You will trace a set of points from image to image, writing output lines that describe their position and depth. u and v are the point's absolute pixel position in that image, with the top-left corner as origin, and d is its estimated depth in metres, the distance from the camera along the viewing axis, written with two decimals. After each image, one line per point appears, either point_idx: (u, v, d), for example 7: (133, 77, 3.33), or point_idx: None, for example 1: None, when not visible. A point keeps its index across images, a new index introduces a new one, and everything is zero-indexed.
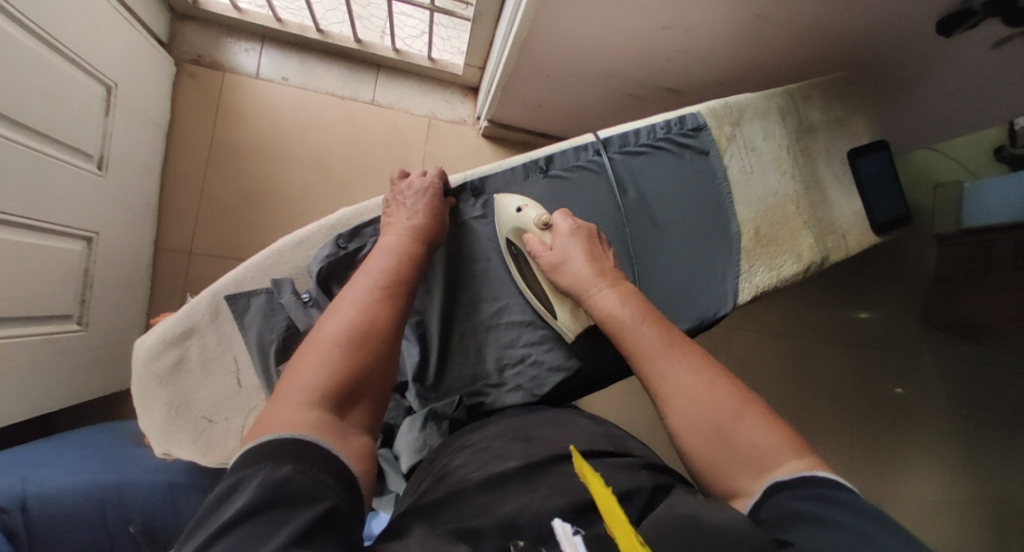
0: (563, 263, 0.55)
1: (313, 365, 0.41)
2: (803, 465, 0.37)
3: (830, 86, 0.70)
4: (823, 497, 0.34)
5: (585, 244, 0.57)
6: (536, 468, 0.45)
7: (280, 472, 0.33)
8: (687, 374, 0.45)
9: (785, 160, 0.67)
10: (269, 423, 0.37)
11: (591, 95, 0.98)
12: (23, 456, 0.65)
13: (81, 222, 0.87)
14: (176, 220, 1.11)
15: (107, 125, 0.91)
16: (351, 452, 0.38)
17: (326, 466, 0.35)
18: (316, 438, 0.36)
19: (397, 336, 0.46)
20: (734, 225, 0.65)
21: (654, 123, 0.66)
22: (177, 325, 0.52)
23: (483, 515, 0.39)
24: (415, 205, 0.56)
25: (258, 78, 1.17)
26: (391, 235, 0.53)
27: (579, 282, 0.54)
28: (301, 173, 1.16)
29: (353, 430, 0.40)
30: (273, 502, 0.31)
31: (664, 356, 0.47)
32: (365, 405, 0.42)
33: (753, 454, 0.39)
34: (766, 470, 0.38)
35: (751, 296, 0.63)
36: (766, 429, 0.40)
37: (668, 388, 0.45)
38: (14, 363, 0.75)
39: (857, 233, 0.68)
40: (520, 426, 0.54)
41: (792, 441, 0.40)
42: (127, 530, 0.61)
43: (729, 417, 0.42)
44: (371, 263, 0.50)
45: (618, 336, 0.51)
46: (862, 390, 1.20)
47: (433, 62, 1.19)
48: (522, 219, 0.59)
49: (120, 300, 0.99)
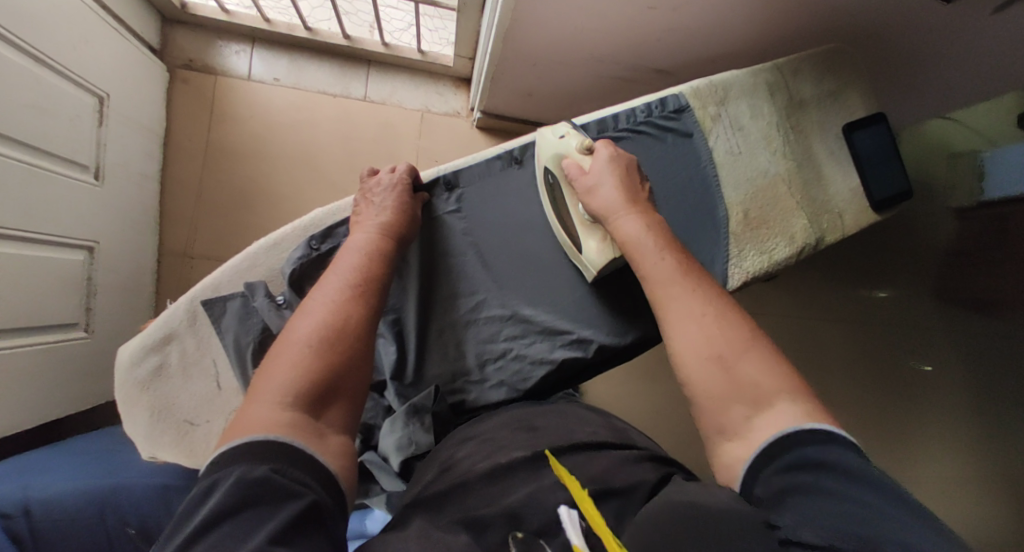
0: (594, 188, 0.53)
1: (286, 366, 0.40)
2: (795, 415, 0.37)
3: (822, 57, 0.66)
4: (818, 463, 0.33)
5: (623, 174, 0.54)
6: (540, 456, 0.45)
7: (257, 472, 0.33)
8: (705, 304, 0.45)
9: (775, 138, 0.64)
10: (242, 426, 0.36)
11: (580, 80, 0.95)
12: (28, 462, 0.68)
13: (82, 232, 0.89)
14: (175, 225, 1.13)
15: (101, 135, 0.93)
16: (329, 451, 0.37)
17: (304, 465, 0.34)
18: (291, 436, 0.35)
19: (372, 332, 0.46)
20: (722, 209, 0.62)
21: (634, 107, 0.64)
22: (156, 332, 0.53)
23: (490, 504, 0.40)
24: (386, 202, 0.55)
25: (249, 80, 1.17)
26: (360, 232, 0.52)
27: (608, 207, 0.52)
28: (296, 174, 1.17)
29: (330, 429, 0.39)
30: (249, 500, 0.31)
31: (683, 283, 0.47)
32: (342, 402, 0.41)
33: (750, 389, 0.39)
34: (762, 406, 0.38)
35: (741, 281, 0.61)
36: (765, 368, 0.40)
37: (685, 308, 0.45)
38: (22, 369, 0.78)
39: (854, 212, 0.65)
40: (523, 415, 0.55)
41: (796, 388, 0.39)
42: (126, 532, 0.64)
43: (735, 352, 0.41)
44: (342, 260, 0.49)
45: (638, 259, 0.50)
46: (877, 370, 1.17)
47: (423, 55, 1.18)
48: (563, 145, 0.58)
49: (123, 306, 1.02)
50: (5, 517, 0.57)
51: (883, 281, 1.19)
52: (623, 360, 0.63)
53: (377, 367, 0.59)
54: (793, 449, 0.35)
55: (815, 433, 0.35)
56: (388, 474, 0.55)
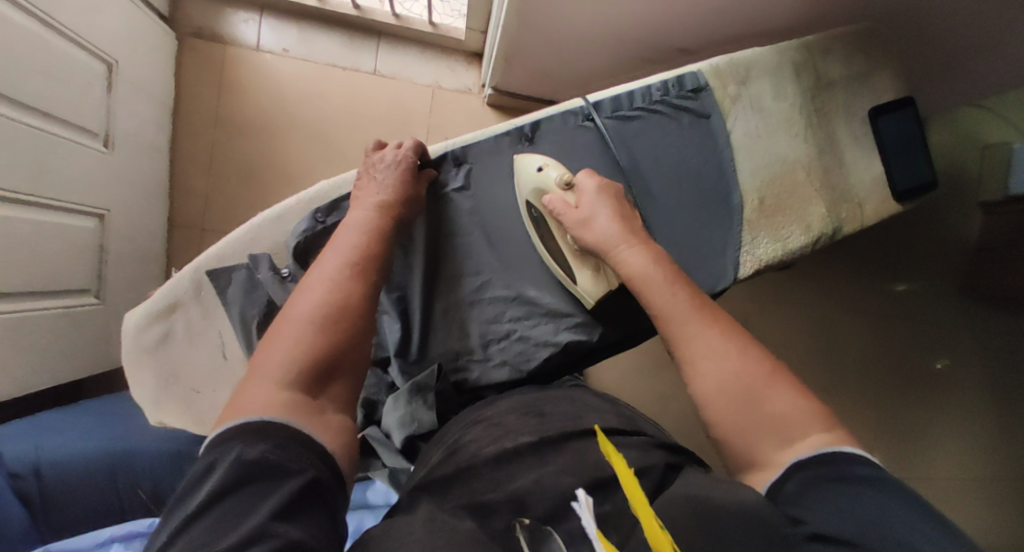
0: (589, 222, 0.53)
1: (283, 344, 0.39)
2: (826, 440, 0.35)
3: (850, 37, 0.63)
4: (848, 477, 0.31)
5: (613, 204, 0.54)
6: (547, 444, 0.45)
7: (256, 450, 0.31)
8: (720, 339, 0.43)
9: (796, 121, 0.62)
10: (237, 404, 0.35)
11: (596, 58, 0.92)
12: (38, 422, 0.70)
13: (92, 199, 0.89)
14: (186, 196, 1.14)
15: (111, 102, 0.92)
16: (327, 430, 0.36)
17: (303, 444, 0.33)
18: (289, 416, 0.34)
19: (370, 312, 0.45)
20: (737, 194, 0.61)
21: (650, 85, 0.62)
22: (161, 300, 0.53)
23: (495, 489, 0.40)
24: (387, 179, 0.54)
25: (258, 51, 1.15)
26: (359, 211, 0.51)
27: (603, 241, 0.52)
28: (305, 148, 1.16)
29: (327, 407, 0.38)
30: (248, 478, 0.30)
31: (694, 319, 0.45)
32: (341, 383, 0.40)
33: (778, 422, 0.37)
34: (794, 440, 0.36)
35: (753, 269, 0.59)
36: (792, 400, 0.38)
37: (701, 344, 0.43)
38: (34, 333, 0.79)
39: (876, 202, 0.63)
40: (532, 401, 0.54)
41: (824, 415, 0.37)
42: (137, 494, 0.69)
43: (759, 388, 0.39)
44: (340, 238, 0.48)
45: (645, 295, 0.48)
46: (894, 365, 1.13)
47: (434, 28, 1.15)
48: (542, 179, 0.57)
49: (135, 275, 1.03)
50: (16, 478, 0.60)
51: (903, 273, 1.14)
52: (628, 346, 0.62)
53: (380, 342, 0.59)
54: (818, 464, 0.33)
55: (843, 453, 0.33)
56: (392, 452, 0.56)
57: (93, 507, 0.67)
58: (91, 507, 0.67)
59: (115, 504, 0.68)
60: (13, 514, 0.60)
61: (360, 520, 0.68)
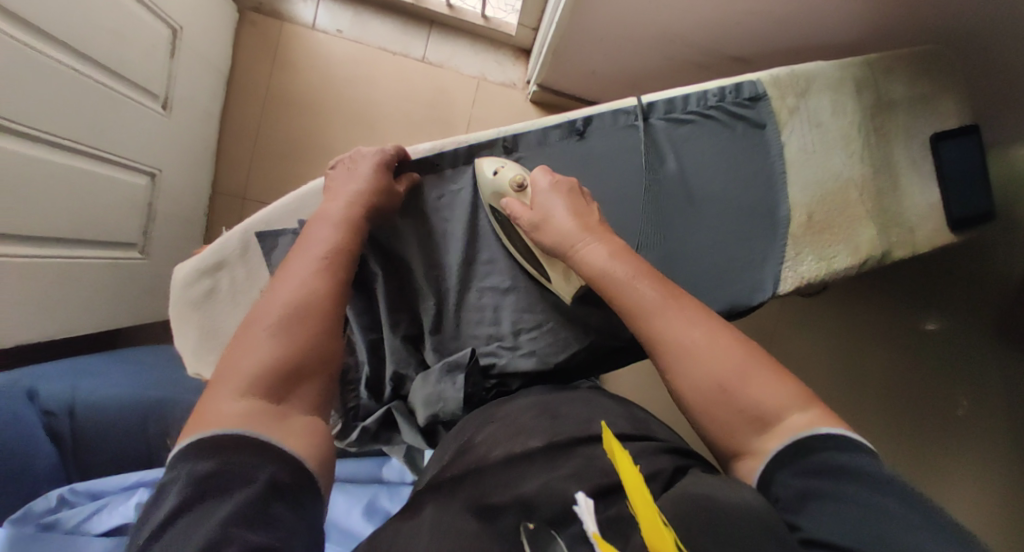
0: (545, 221, 0.52)
1: (246, 349, 0.38)
2: (806, 422, 0.34)
3: (918, 57, 0.62)
4: (841, 470, 0.30)
5: (567, 200, 0.54)
6: (559, 449, 0.44)
7: (206, 466, 0.31)
8: (686, 325, 0.41)
9: (854, 140, 0.60)
10: (197, 417, 0.34)
11: (648, 62, 0.92)
12: (79, 366, 0.74)
13: (146, 158, 0.93)
14: (232, 165, 1.17)
15: (172, 67, 0.95)
16: (291, 432, 0.35)
17: (262, 450, 0.32)
18: (247, 423, 0.34)
19: (337, 307, 0.44)
20: (785, 208, 0.59)
21: (707, 89, 0.61)
22: (210, 256, 0.55)
23: (504, 489, 0.40)
24: (363, 174, 0.54)
25: (313, 29, 1.17)
26: (328, 209, 0.51)
27: (562, 238, 0.51)
28: (349, 127, 1.18)
29: (293, 410, 0.37)
30: (199, 498, 0.30)
31: (659, 311, 0.43)
32: (308, 386, 0.39)
33: (751, 409, 0.36)
34: (769, 425, 0.35)
35: (794, 285, 0.58)
36: (769, 381, 0.37)
37: (666, 340, 0.42)
38: (82, 280, 0.83)
39: (928, 228, 0.61)
40: (547, 401, 0.53)
41: (801, 393, 0.36)
42: (164, 441, 0.70)
43: (735, 376, 0.37)
44: (310, 236, 0.48)
45: (608, 291, 0.47)
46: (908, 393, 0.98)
47: (486, 20, 1.16)
48: (500, 182, 0.58)
49: (179, 235, 1.07)
50: (51, 415, 0.63)
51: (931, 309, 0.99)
52: None
53: (413, 320, 0.60)
54: (809, 453, 0.32)
55: (819, 437, 0.33)
56: (411, 428, 0.56)
57: (123, 450, 0.69)
58: (120, 451, 0.69)
59: (143, 450, 0.70)
60: (43, 451, 0.62)
61: (375, 494, 0.70)
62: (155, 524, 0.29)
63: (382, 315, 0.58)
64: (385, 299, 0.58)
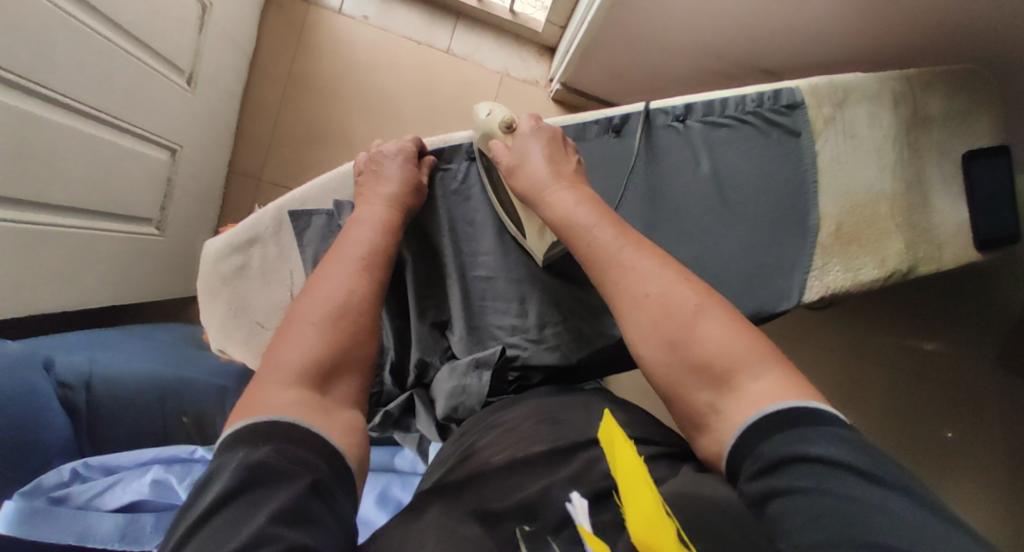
0: (520, 166, 0.53)
1: (292, 343, 0.39)
2: (762, 385, 0.34)
3: (955, 75, 0.62)
4: (796, 457, 0.30)
5: (546, 147, 0.54)
6: (562, 454, 0.41)
7: (258, 455, 0.31)
8: (651, 270, 0.42)
9: (888, 153, 0.60)
10: (245, 407, 0.35)
11: (676, 67, 0.91)
12: (95, 341, 0.75)
13: (167, 133, 0.92)
14: (250, 146, 1.17)
15: (199, 43, 0.94)
16: (333, 427, 0.36)
17: (308, 443, 0.33)
18: (295, 415, 0.34)
19: (374, 306, 0.45)
20: (814, 217, 0.60)
21: (745, 94, 0.62)
22: (244, 233, 0.56)
23: (505, 497, 0.37)
24: (396, 172, 0.54)
25: (339, 14, 1.17)
26: (365, 208, 0.51)
27: (534, 186, 0.51)
28: (370, 115, 1.18)
29: (334, 406, 0.38)
30: (245, 488, 0.29)
31: (622, 254, 0.44)
32: (348, 380, 0.40)
33: (704, 359, 0.37)
34: (723, 382, 0.36)
35: (818, 294, 0.59)
36: (725, 336, 0.37)
37: (628, 283, 0.43)
38: (99, 251, 0.83)
39: (954, 246, 0.61)
40: (550, 409, 0.49)
41: (759, 353, 0.36)
42: (181, 420, 0.72)
43: (688, 327, 0.38)
44: (350, 236, 0.49)
45: (572, 236, 0.48)
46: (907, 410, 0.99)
47: (514, 16, 1.15)
48: (488, 124, 0.57)
49: (194, 213, 1.07)
50: (68, 388, 0.63)
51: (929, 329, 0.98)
52: None
53: (440, 306, 0.60)
54: (764, 445, 0.32)
55: (778, 412, 0.32)
56: (428, 419, 0.57)
57: (138, 425, 0.70)
58: (136, 426, 0.69)
59: (157, 428, 0.71)
60: (57, 423, 0.62)
61: (388, 483, 0.71)
62: (194, 519, 0.28)
63: (412, 300, 0.59)
64: (414, 286, 0.58)
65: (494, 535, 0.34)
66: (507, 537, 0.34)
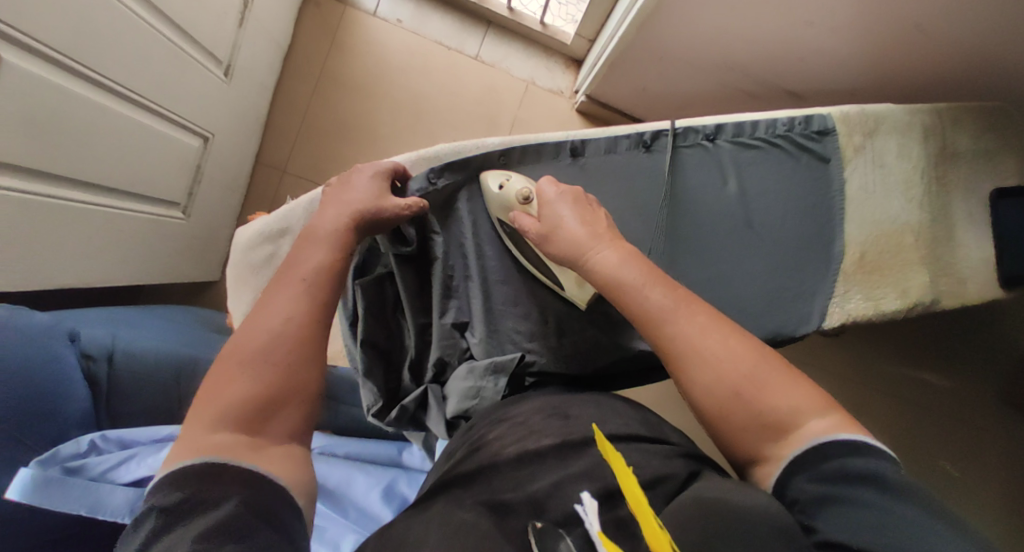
0: (554, 230, 0.51)
1: (222, 381, 0.37)
2: (828, 428, 0.33)
3: (986, 112, 0.62)
4: (862, 476, 0.29)
5: (575, 208, 0.52)
6: (572, 448, 0.41)
7: (182, 494, 0.30)
8: (702, 329, 0.39)
9: (915, 185, 0.61)
10: (175, 453, 0.33)
11: (702, 87, 0.91)
12: (118, 318, 0.77)
13: (200, 121, 0.94)
14: (277, 138, 1.19)
15: (239, 35, 0.96)
16: (266, 465, 0.34)
17: (238, 480, 0.32)
18: (219, 458, 0.32)
19: (319, 328, 0.43)
20: (839, 244, 0.60)
21: (777, 118, 0.62)
22: (274, 224, 0.58)
23: (516, 489, 0.37)
24: (362, 187, 0.53)
25: (373, 16, 1.19)
26: (319, 227, 0.49)
27: (574, 247, 0.49)
28: (395, 115, 1.20)
29: (270, 443, 0.36)
30: (186, 516, 0.29)
31: (674, 315, 0.41)
32: (290, 411, 0.38)
33: (771, 417, 0.34)
34: (785, 433, 0.34)
35: (839, 321, 0.58)
36: (787, 389, 0.35)
37: (687, 351, 0.39)
38: (125, 230, 0.85)
39: (979, 282, 0.61)
40: (559, 401, 0.49)
41: (818, 398, 0.35)
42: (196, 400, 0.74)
43: (749, 386, 0.36)
44: (301, 256, 0.46)
45: (622, 297, 0.44)
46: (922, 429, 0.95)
47: (544, 27, 1.17)
48: (505, 196, 0.57)
49: (219, 201, 1.09)
50: (91, 359, 0.66)
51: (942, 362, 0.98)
52: None
53: (460, 307, 0.61)
54: (823, 460, 0.31)
55: (844, 444, 0.31)
56: (439, 416, 0.58)
57: (155, 402, 0.71)
58: (154, 402, 0.71)
59: (173, 404, 0.73)
60: (79, 395, 0.64)
61: (395, 478, 0.72)
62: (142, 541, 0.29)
63: (437, 297, 0.60)
64: (441, 277, 0.60)
65: (508, 529, 0.34)
66: (516, 532, 0.34)
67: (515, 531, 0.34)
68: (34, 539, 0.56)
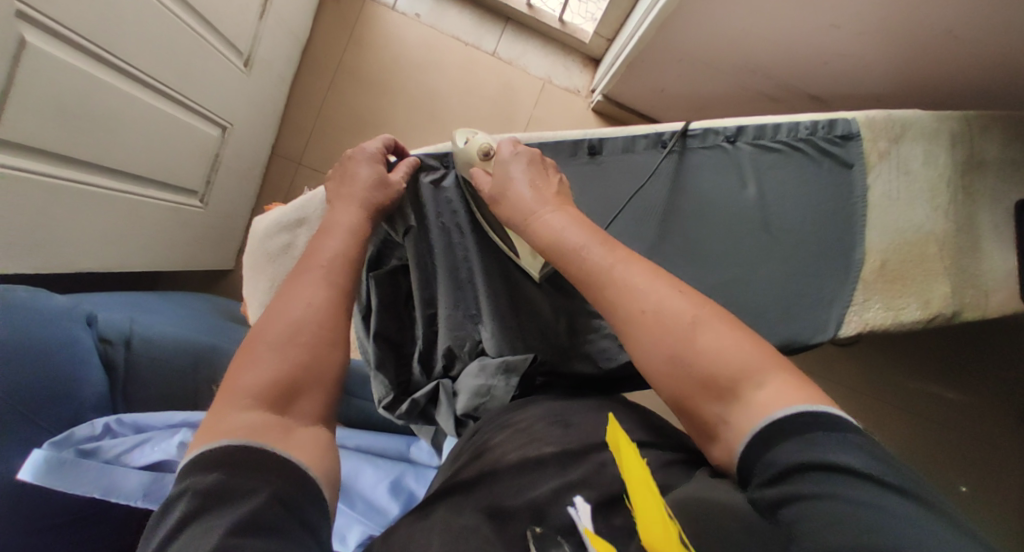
0: (506, 191, 0.50)
1: (248, 365, 0.38)
2: (773, 393, 0.32)
3: (1016, 121, 0.61)
4: (810, 464, 0.28)
5: (528, 168, 0.52)
6: (572, 457, 0.40)
7: (212, 478, 0.30)
8: (651, 290, 0.39)
9: (940, 193, 0.59)
10: (204, 435, 0.33)
11: (721, 89, 0.90)
12: (136, 304, 0.79)
13: (220, 112, 0.95)
14: (295, 130, 1.20)
15: (259, 27, 0.97)
16: (297, 446, 0.35)
17: (265, 466, 0.32)
18: (251, 438, 0.33)
19: (339, 317, 0.44)
20: (859, 252, 0.59)
21: (799, 121, 0.61)
22: (291, 214, 0.58)
23: (516, 496, 0.37)
24: (363, 174, 0.53)
25: (392, 11, 1.19)
26: (337, 218, 0.50)
27: (522, 208, 0.48)
28: (411, 110, 1.20)
29: (297, 426, 0.36)
30: (203, 511, 0.29)
31: (618, 277, 0.40)
32: (313, 396, 0.39)
33: (715, 379, 0.34)
34: (733, 398, 0.33)
35: (857, 330, 0.58)
36: (731, 349, 0.35)
37: (632, 313, 0.38)
38: (144, 218, 0.86)
39: (1002, 294, 0.60)
40: (562, 408, 0.48)
41: (764, 358, 0.34)
42: (209, 388, 0.76)
43: (687, 344, 0.35)
44: (319, 247, 0.48)
45: (566, 260, 0.44)
46: (927, 427, 0.95)
47: (563, 25, 1.16)
48: (467, 150, 0.56)
49: (236, 191, 1.10)
50: (109, 343, 0.67)
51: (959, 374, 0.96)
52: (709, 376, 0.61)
53: (467, 302, 0.60)
54: (771, 450, 0.31)
55: (796, 417, 0.30)
56: (449, 412, 0.59)
57: (170, 388, 0.72)
58: (166, 390, 0.72)
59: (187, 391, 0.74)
60: (95, 380, 0.65)
61: (401, 473, 0.73)
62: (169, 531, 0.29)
63: (444, 292, 0.59)
64: (444, 282, 0.59)
65: (509, 537, 0.34)
66: (517, 538, 0.34)
67: (514, 537, 0.34)
68: (49, 520, 0.57)
